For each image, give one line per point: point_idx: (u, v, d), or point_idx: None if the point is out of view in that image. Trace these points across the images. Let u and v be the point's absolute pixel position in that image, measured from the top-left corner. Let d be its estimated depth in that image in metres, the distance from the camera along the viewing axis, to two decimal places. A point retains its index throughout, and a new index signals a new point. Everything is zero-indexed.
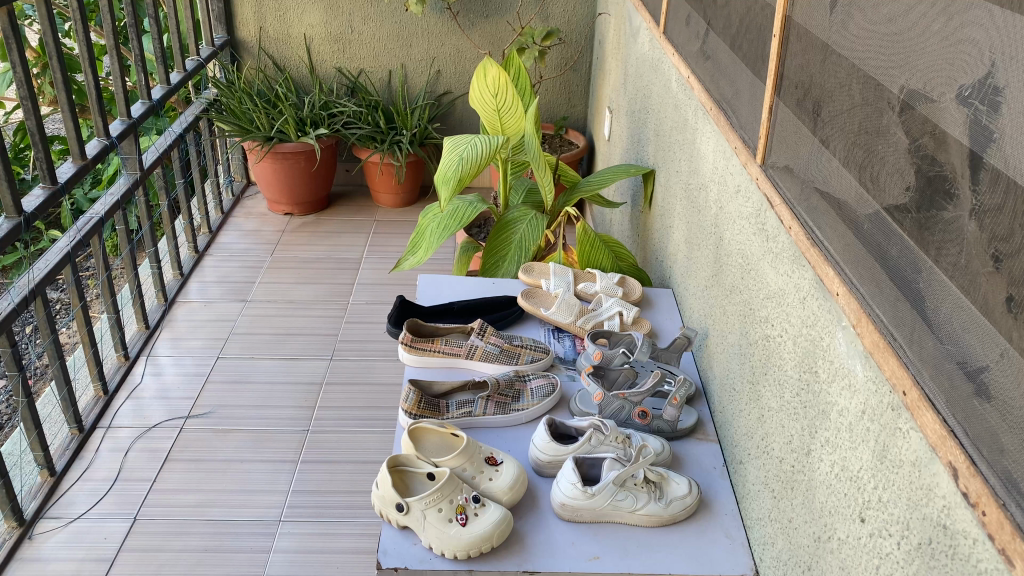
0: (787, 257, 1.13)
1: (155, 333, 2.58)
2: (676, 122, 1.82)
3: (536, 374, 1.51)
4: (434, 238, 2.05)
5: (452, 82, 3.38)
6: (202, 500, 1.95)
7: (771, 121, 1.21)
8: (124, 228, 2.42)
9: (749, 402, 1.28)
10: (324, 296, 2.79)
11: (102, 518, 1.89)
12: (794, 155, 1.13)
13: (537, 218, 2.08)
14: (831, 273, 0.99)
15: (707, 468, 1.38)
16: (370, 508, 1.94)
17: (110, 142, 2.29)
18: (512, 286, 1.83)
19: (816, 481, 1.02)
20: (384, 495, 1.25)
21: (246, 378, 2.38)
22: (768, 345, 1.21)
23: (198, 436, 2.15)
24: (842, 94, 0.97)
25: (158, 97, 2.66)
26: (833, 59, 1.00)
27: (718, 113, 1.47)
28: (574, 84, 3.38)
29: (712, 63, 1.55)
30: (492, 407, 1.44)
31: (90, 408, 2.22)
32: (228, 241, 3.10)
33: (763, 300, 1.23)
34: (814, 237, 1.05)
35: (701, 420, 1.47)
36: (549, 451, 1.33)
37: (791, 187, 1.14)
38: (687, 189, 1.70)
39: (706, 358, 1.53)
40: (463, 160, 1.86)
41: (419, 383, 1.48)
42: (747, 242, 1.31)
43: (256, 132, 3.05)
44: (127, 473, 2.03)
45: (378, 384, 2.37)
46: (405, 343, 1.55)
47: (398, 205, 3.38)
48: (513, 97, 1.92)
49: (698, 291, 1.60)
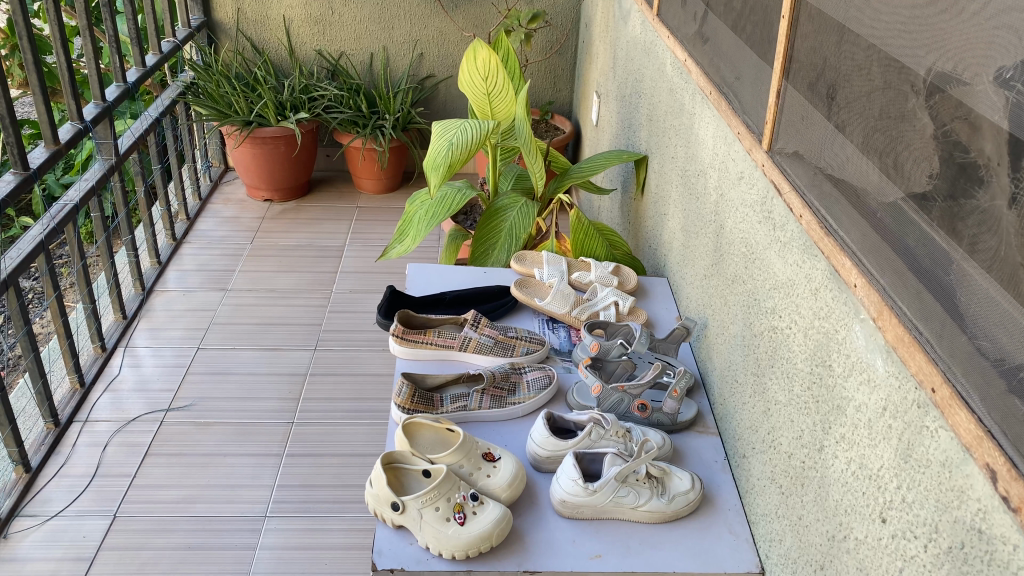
0: (797, 247, 1.10)
1: (132, 323, 2.50)
2: (671, 106, 1.78)
3: (533, 366, 1.47)
4: (422, 225, 2.00)
5: (435, 65, 3.31)
6: (185, 496, 1.90)
7: (779, 105, 1.17)
8: (99, 215, 2.34)
9: (754, 394, 1.25)
10: (306, 285, 2.72)
11: (81, 516, 1.84)
12: (805, 140, 1.09)
13: (528, 205, 2.03)
14: (848, 264, 0.95)
15: (709, 461, 1.35)
16: (357, 503, 1.90)
17: (84, 127, 2.21)
18: (504, 275, 1.77)
19: (830, 478, 0.99)
20: (379, 494, 1.21)
21: (227, 370, 2.32)
22: (774, 337, 1.17)
23: (179, 430, 2.09)
24: (860, 77, 0.93)
25: (133, 81, 2.57)
26: (851, 40, 0.95)
27: (718, 97, 1.43)
28: (560, 68, 3.32)
29: (710, 47, 1.51)
30: (488, 400, 1.39)
31: (66, 401, 2.15)
32: (206, 229, 3.02)
33: (769, 291, 1.19)
34: (828, 226, 1.02)
35: (701, 413, 1.43)
36: (548, 446, 1.29)
37: (802, 173, 1.10)
38: (684, 175, 1.66)
39: (705, 349, 1.50)
40: (453, 145, 1.81)
41: (411, 376, 1.42)
42: (752, 231, 1.27)
43: (234, 116, 2.97)
44: (106, 469, 1.97)
45: (363, 375, 2.32)
46: (396, 335, 1.50)
47: (380, 191, 3.31)
48: (504, 80, 1.87)
49: (695, 280, 1.57)
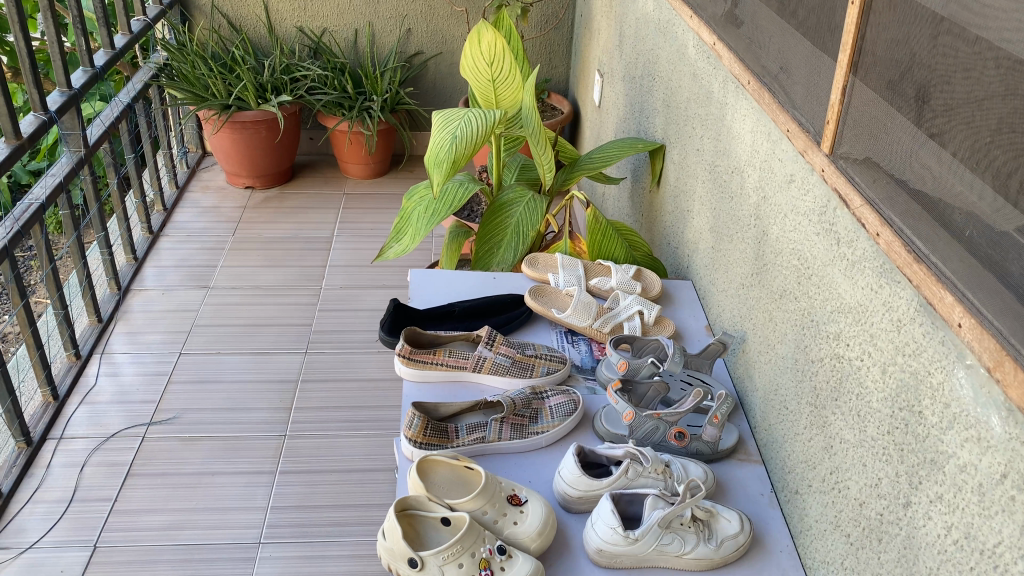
0: (872, 269, 0.96)
1: (108, 327, 2.33)
2: (695, 93, 1.63)
3: (555, 390, 1.33)
4: (422, 223, 1.85)
5: (423, 41, 3.13)
6: (171, 522, 1.75)
7: (845, 104, 1.02)
8: (69, 212, 2.16)
9: (811, 426, 1.11)
10: (293, 280, 2.56)
11: (58, 547, 1.69)
12: (881, 146, 0.95)
13: (536, 199, 1.88)
14: (947, 299, 0.81)
15: (755, 495, 1.22)
16: (357, 525, 1.76)
17: (48, 118, 2.01)
18: (515, 280, 1.63)
19: (919, 541, 0.87)
20: (393, 548, 1.07)
21: (212, 378, 2.16)
22: (840, 367, 1.04)
23: (162, 446, 1.94)
24: (965, 79, 0.79)
25: (101, 63, 2.37)
26: (950, 36, 0.81)
27: (759, 88, 1.28)
28: (556, 44, 3.15)
29: (747, 30, 1.36)
30: (508, 431, 1.25)
31: (38, 417, 1.99)
32: (185, 220, 2.84)
33: (832, 314, 1.06)
34: (914, 248, 0.88)
35: (742, 438, 1.31)
36: (579, 486, 1.16)
37: (876, 184, 0.96)
38: (713, 171, 1.52)
39: (743, 365, 1.36)
40: (457, 138, 1.65)
41: (422, 405, 1.28)
42: (808, 243, 1.13)
43: (211, 100, 2.79)
44: (84, 493, 1.82)
45: (358, 381, 2.17)
46: (402, 356, 1.36)
47: (368, 176, 3.14)
48: (510, 65, 1.70)
49: (729, 289, 1.43)
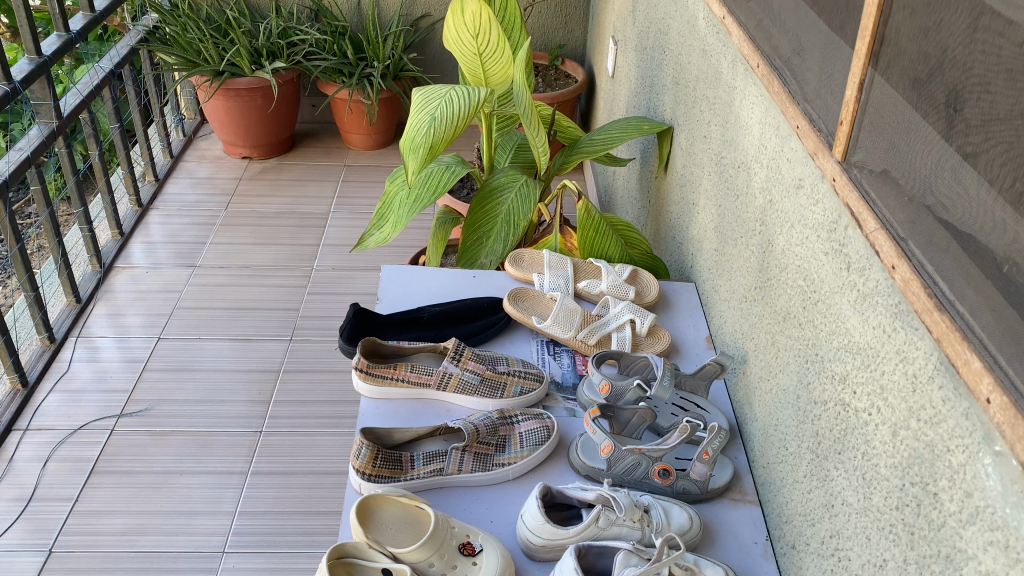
0: (885, 307, 0.79)
1: (88, 307, 2.23)
2: (704, 72, 1.45)
3: (526, 414, 1.19)
4: (403, 211, 1.69)
5: (431, 4, 2.95)
6: (132, 525, 1.65)
7: (863, 101, 0.85)
8: (40, 187, 2.02)
9: (813, 476, 0.95)
10: (285, 259, 2.44)
11: (11, 552, 1.59)
12: (905, 158, 0.77)
13: (528, 185, 1.72)
14: (973, 364, 0.64)
15: (747, 543, 1.06)
16: (327, 535, 1.65)
17: (11, 88, 1.86)
18: (498, 280, 1.48)
19: None
20: None
21: (191, 365, 2.05)
22: (845, 416, 0.88)
23: (132, 441, 1.84)
24: (1010, 86, 0.61)
25: (77, 28, 2.22)
26: (992, 26, 0.63)
27: (768, 72, 1.10)
28: (572, 6, 2.95)
29: (759, 4, 1.18)
30: (469, 461, 1.11)
31: (5, 406, 1.89)
32: (176, 192, 2.72)
33: (838, 351, 0.89)
34: (937, 291, 0.71)
35: (737, 474, 1.15)
36: (543, 534, 1.00)
37: (894, 203, 0.79)
38: (719, 163, 1.35)
39: (744, 389, 1.20)
40: (436, 120, 1.49)
41: (375, 430, 1.13)
42: (814, 262, 0.96)
43: (204, 65, 2.64)
44: (44, 491, 1.72)
45: (344, 373, 2.04)
46: (359, 370, 1.21)
47: (370, 147, 2.99)
48: (497, 38, 1.52)
49: (733, 300, 1.26)
